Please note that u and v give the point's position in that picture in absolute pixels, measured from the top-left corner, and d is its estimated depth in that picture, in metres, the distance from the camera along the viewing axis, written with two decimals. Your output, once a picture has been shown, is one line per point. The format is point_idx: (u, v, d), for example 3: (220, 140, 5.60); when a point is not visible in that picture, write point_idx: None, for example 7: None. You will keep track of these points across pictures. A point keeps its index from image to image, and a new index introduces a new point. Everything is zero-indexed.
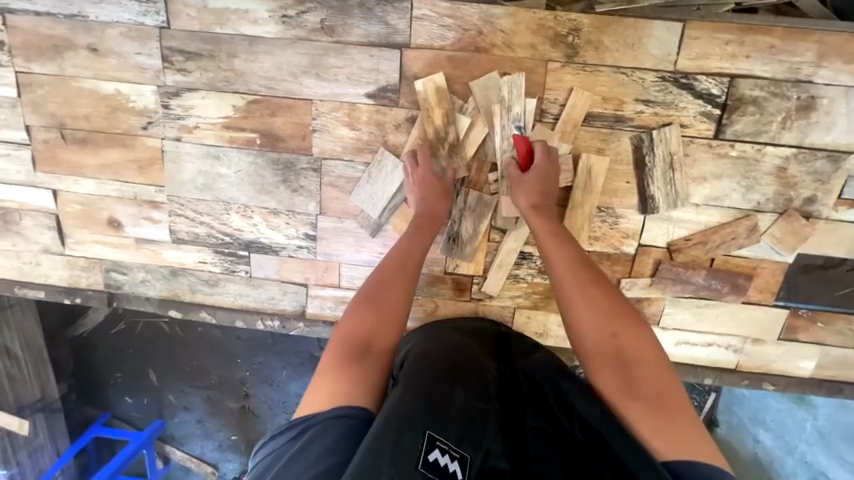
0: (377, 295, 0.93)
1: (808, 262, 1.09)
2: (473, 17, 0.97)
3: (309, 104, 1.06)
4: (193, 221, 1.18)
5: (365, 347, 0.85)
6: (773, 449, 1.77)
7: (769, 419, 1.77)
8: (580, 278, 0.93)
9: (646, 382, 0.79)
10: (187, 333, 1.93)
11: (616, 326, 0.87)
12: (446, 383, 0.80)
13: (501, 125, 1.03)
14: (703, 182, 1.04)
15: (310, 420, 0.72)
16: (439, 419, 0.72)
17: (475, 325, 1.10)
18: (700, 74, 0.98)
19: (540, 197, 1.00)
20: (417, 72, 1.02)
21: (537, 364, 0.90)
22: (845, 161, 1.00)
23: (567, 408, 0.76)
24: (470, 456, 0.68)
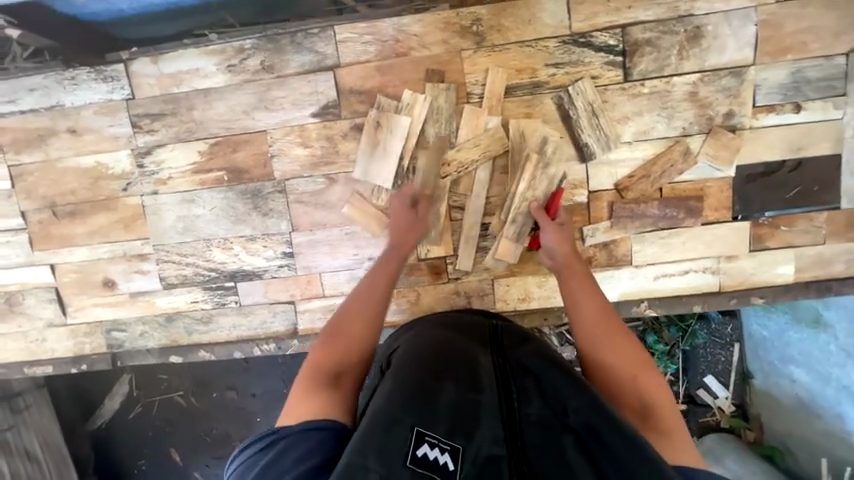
0: (342, 325, 0.93)
1: (749, 172, 1.15)
2: (388, 29, 1.12)
3: (264, 135, 1.19)
4: (180, 264, 1.27)
5: (335, 375, 0.84)
6: (811, 383, 1.65)
7: (796, 354, 1.67)
8: (607, 323, 0.91)
9: (669, 426, 0.77)
10: (202, 402, 1.92)
11: (640, 371, 0.85)
12: (436, 379, 0.74)
13: (533, 175, 1.15)
14: (627, 122, 1.14)
15: (281, 431, 0.72)
16: (431, 412, 0.68)
17: (468, 316, 1.04)
18: (595, 31, 1.11)
19: (571, 246, 1.07)
20: (351, 86, 1.15)
21: (532, 349, 0.85)
22: (747, 74, 1.10)
23: (564, 395, 0.69)
24: (461, 446, 0.64)
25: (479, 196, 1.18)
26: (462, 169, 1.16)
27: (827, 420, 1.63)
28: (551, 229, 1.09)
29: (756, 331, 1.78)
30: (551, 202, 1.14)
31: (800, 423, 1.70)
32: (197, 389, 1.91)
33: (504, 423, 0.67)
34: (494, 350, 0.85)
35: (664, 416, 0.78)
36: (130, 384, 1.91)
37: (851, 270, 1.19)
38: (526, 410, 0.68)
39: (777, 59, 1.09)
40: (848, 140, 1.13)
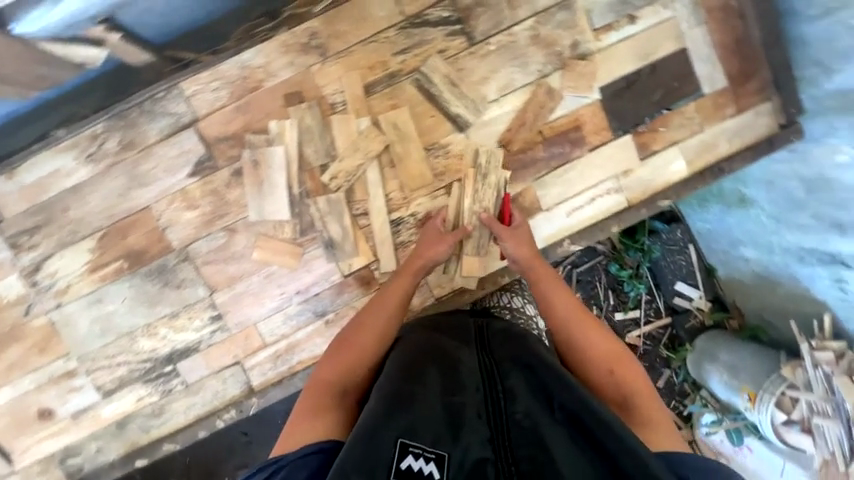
0: (351, 335, 1.01)
1: (612, 90, 1.21)
2: (232, 70, 1.12)
3: (148, 211, 1.15)
4: (111, 367, 1.21)
5: (341, 388, 0.92)
6: (760, 258, 1.67)
7: (739, 235, 1.71)
8: (579, 317, 1.03)
9: (647, 409, 0.89)
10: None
11: (615, 363, 0.97)
12: (423, 392, 0.79)
13: (475, 190, 1.19)
14: (488, 81, 1.17)
15: (282, 459, 0.75)
16: (413, 424, 0.73)
17: (452, 317, 1.11)
18: (426, 9, 1.13)
19: (532, 248, 1.12)
20: (217, 135, 1.14)
21: (513, 343, 0.93)
22: (575, 3, 1.15)
23: (548, 389, 0.77)
24: (446, 452, 0.70)
25: (377, 196, 1.19)
26: (351, 177, 1.17)
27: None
28: (512, 236, 1.12)
29: (703, 227, 1.83)
30: (504, 208, 1.17)
31: (768, 301, 1.70)
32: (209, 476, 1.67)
33: (490, 424, 0.73)
34: (481, 348, 0.92)
35: (639, 399, 0.90)
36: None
37: (734, 147, 1.26)
38: (512, 410, 0.75)
39: None
40: (686, 32, 1.20)
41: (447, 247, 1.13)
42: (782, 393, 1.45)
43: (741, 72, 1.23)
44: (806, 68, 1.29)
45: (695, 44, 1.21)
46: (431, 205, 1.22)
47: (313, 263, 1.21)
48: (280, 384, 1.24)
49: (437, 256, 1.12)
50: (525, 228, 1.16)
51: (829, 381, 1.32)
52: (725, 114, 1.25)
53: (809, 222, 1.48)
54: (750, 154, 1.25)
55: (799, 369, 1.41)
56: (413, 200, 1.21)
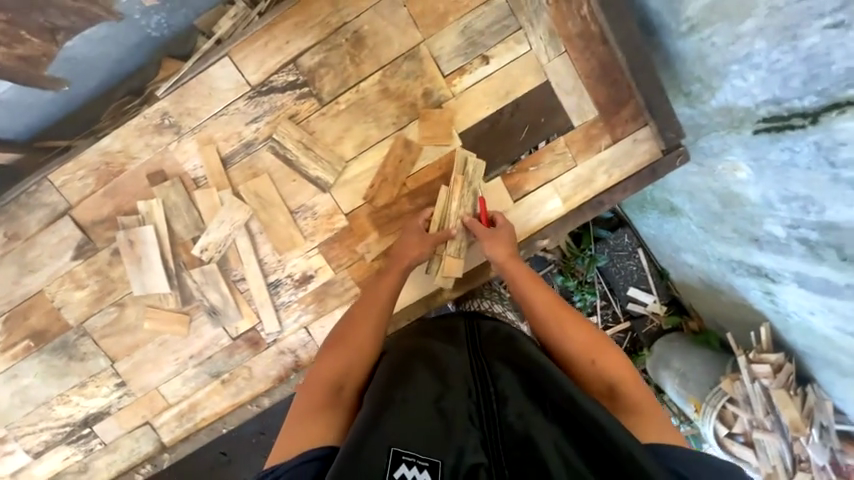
0: (347, 334, 1.06)
1: (475, 134, 1.17)
2: (94, 156, 1.16)
3: (42, 293, 1.24)
4: (36, 433, 1.33)
5: (337, 387, 0.96)
6: (701, 264, 1.79)
7: (680, 242, 1.82)
8: (555, 313, 1.04)
9: (633, 396, 0.92)
10: None
11: (596, 352, 0.99)
12: (412, 398, 0.83)
13: (462, 194, 1.17)
14: (343, 140, 1.16)
15: (279, 468, 0.78)
16: (404, 432, 0.77)
17: (443, 318, 1.13)
18: (271, 76, 1.13)
19: (510, 249, 1.13)
20: (92, 218, 1.20)
21: (503, 346, 0.96)
22: (421, 52, 1.12)
23: (541, 391, 0.82)
24: (440, 459, 0.74)
25: (250, 261, 1.22)
26: (222, 247, 1.20)
27: (728, 289, 1.72)
28: (491, 236, 1.13)
29: (649, 231, 2.04)
30: (482, 211, 1.18)
31: (716, 298, 1.86)
32: None
33: (482, 429, 0.77)
34: (469, 349, 0.95)
35: (626, 391, 0.93)
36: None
37: (613, 178, 1.20)
38: (504, 412, 0.79)
39: (441, 26, 1.11)
40: (547, 65, 1.14)
41: (430, 246, 1.14)
42: (723, 407, 1.73)
43: (612, 100, 1.17)
44: (690, 84, 1.20)
45: (558, 76, 1.15)
46: (306, 265, 1.24)
47: (202, 328, 1.27)
48: (186, 440, 1.32)
49: (421, 257, 1.14)
50: (508, 229, 1.16)
51: (766, 395, 1.62)
52: (599, 145, 1.19)
53: (726, 236, 1.51)
54: (632, 184, 1.19)
55: (738, 383, 1.70)
56: (287, 262, 1.23)
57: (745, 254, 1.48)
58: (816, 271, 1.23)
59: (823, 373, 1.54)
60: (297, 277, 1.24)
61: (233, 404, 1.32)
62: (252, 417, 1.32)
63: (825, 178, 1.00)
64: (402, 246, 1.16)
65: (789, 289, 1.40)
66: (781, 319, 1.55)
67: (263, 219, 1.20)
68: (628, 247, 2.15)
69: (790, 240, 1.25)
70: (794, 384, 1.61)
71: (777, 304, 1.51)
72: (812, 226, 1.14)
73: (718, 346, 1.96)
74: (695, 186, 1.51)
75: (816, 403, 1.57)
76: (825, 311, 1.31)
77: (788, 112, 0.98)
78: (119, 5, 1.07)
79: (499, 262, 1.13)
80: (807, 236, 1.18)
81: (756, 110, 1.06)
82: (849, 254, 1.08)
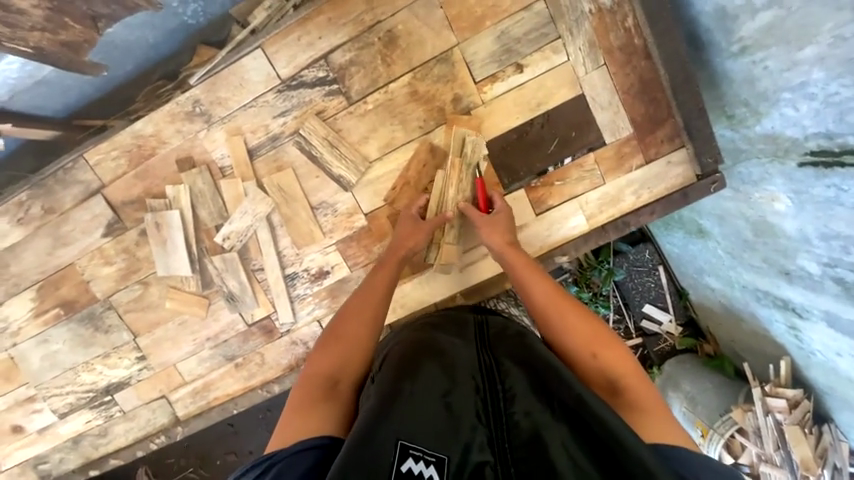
0: (342, 326, 1.03)
1: (502, 143, 1.15)
2: (128, 140, 1.20)
3: (73, 266, 1.30)
4: (62, 395, 1.41)
5: (333, 382, 0.93)
6: (724, 289, 1.73)
7: (704, 264, 1.76)
8: (557, 308, 1.01)
9: (636, 393, 0.86)
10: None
11: (597, 347, 0.94)
12: (417, 388, 0.80)
13: (459, 179, 1.15)
14: (368, 140, 1.16)
15: (275, 456, 0.75)
16: (410, 425, 0.74)
17: (454, 313, 1.13)
18: (302, 71, 1.13)
19: (508, 236, 1.10)
20: (123, 199, 1.24)
21: (511, 342, 0.91)
22: (454, 55, 1.09)
23: (550, 391, 0.77)
24: (446, 456, 0.70)
25: (270, 253, 1.24)
26: (243, 237, 1.23)
27: (750, 318, 1.67)
28: (493, 222, 1.11)
29: (672, 250, 1.98)
30: (480, 194, 1.14)
31: (734, 325, 1.80)
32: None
33: (488, 427, 0.73)
34: (479, 344, 0.92)
35: (629, 388, 0.87)
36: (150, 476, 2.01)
37: (642, 199, 1.17)
38: (511, 410, 0.75)
39: (477, 30, 1.08)
40: (584, 78, 1.10)
41: (427, 233, 1.13)
42: (731, 435, 1.69)
43: (649, 118, 1.12)
44: (735, 106, 1.14)
45: (594, 90, 1.11)
46: (323, 260, 1.25)
47: (219, 312, 1.31)
48: (199, 416, 1.38)
49: (418, 244, 1.13)
50: (507, 213, 1.13)
51: (779, 431, 1.57)
52: (631, 164, 1.15)
53: (755, 265, 1.45)
54: (661, 207, 1.15)
55: (750, 414, 1.66)
56: (305, 256, 1.25)
57: (773, 285, 1.43)
58: (849, 313, 1.18)
59: (843, 414, 1.48)
60: (313, 271, 1.26)
61: (244, 387, 1.37)
62: (262, 402, 1.36)
63: None
64: (399, 235, 1.14)
65: (816, 327, 1.34)
66: (803, 355, 1.50)
67: (285, 213, 1.21)
68: (649, 263, 2.08)
69: (823, 278, 1.19)
70: (810, 422, 1.56)
71: (802, 340, 1.45)
72: (850, 268, 1.08)
73: (732, 372, 1.91)
74: (727, 210, 1.45)
75: (830, 443, 1.52)
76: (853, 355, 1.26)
77: (840, 148, 0.93)
78: None
79: (498, 250, 1.10)
80: (843, 277, 1.12)
81: (805, 142, 1.00)
82: None
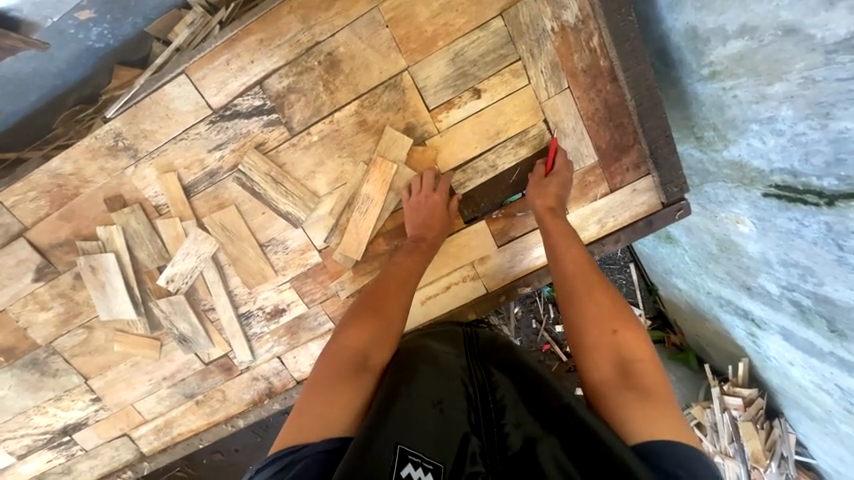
0: (380, 304, 0.94)
1: (459, 173, 1.07)
2: (46, 178, 1.07)
3: (6, 313, 1.21)
4: (17, 438, 1.36)
5: (363, 362, 0.85)
6: (690, 291, 1.68)
7: (672, 266, 1.70)
8: (588, 282, 0.92)
9: (648, 381, 0.78)
10: (198, 469, 2.09)
11: (619, 323, 0.86)
12: (414, 392, 0.76)
13: (382, 178, 1.04)
14: (315, 175, 1.07)
15: (301, 451, 0.69)
16: (407, 430, 0.70)
17: (437, 329, 1.08)
18: (235, 99, 1.01)
19: (553, 202, 1.02)
20: (50, 242, 1.13)
21: (501, 349, 0.93)
22: (404, 81, 0.99)
23: (540, 394, 0.77)
24: (442, 465, 0.67)
25: (220, 293, 1.17)
26: (188, 278, 1.14)
27: (714, 320, 1.65)
28: (533, 183, 1.03)
29: (641, 247, 1.88)
30: (550, 154, 1.04)
31: (699, 325, 1.78)
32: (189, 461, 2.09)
33: (483, 438, 0.71)
34: (473, 357, 0.91)
35: (642, 375, 0.79)
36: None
37: (606, 227, 1.12)
38: (501, 422, 0.73)
39: (429, 52, 0.97)
40: (546, 103, 1.02)
41: (444, 227, 1.05)
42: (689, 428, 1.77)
43: (614, 145, 1.06)
44: (703, 129, 1.07)
45: (558, 115, 1.03)
46: (278, 298, 1.19)
47: (173, 352, 1.26)
48: (165, 452, 1.36)
49: (437, 239, 1.05)
50: (564, 180, 1.02)
51: (733, 426, 1.66)
52: (595, 193, 1.10)
53: (719, 275, 1.44)
54: (626, 236, 1.11)
55: (708, 411, 1.73)
56: (258, 294, 1.19)
57: (734, 296, 1.43)
58: (802, 332, 1.20)
59: (792, 411, 1.56)
60: (268, 309, 1.20)
61: (208, 423, 1.34)
62: (227, 435, 1.34)
63: (829, 257, 0.94)
64: (420, 220, 1.04)
65: (773, 338, 1.37)
66: (760, 358, 1.54)
67: (233, 251, 1.13)
68: (621, 261, 1.97)
69: (781, 298, 1.19)
70: (763, 418, 1.64)
71: (759, 346, 1.48)
72: (806, 294, 1.09)
73: (695, 366, 1.92)
74: (693, 221, 1.42)
75: (779, 435, 1.62)
76: (803, 365, 1.30)
77: (803, 187, 0.89)
78: (41, 31, 1.00)
79: (537, 212, 1.03)
80: (800, 301, 1.13)
81: (770, 175, 0.96)
82: (839, 328, 1.06)
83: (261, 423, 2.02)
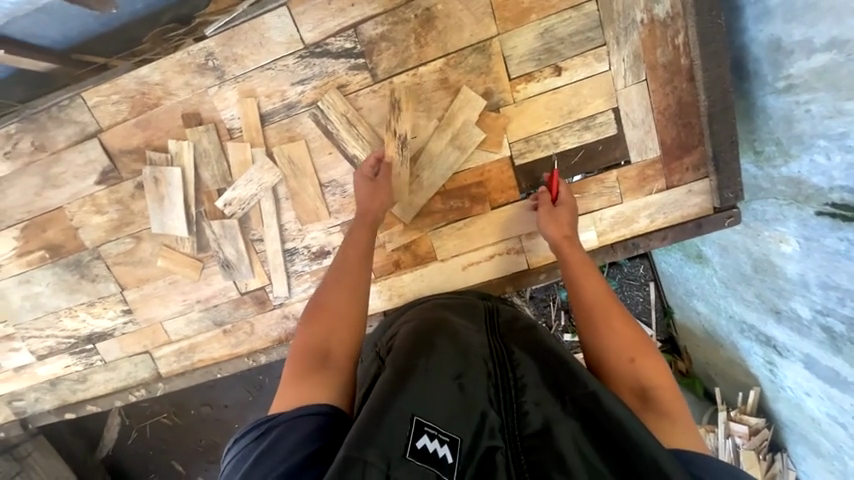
0: (326, 299, 0.86)
1: (524, 146, 1.11)
2: (131, 84, 1.11)
3: (62, 210, 1.24)
4: (41, 337, 1.38)
5: (324, 354, 0.78)
6: (710, 315, 1.70)
7: (696, 288, 1.71)
8: (604, 307, 0.87)
9: (669, 404, 0.73)
10: (186, 418, 2.07)
11: (638, 351, 0.81)
12: (432, 365, 0.69)
13: (454, 135, 1.09)
14: (388, 124, 1.10)
15: (276, 419, 0.67)
16: (426, 400, 0.64)
17: (460, 298, 1.06)
18: (328, 38, 1.05)
19: (567, 230, 1.03)
20: (120, 147, 1.17)
21: (524, 329, 0.84)
22: (492, 47, 1.04)
23: (560, 381, 0.66)
24: (460, 438, 0.60)
25: (272, 225, 1.20)
26: (245, 205, 1.18)
27: (730, 347, 1.66)
28: (544, 213, 1.06)
29: (664, 269, 1.88)
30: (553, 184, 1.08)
31: (713, 353, 1.79)
32: (178, 408, 2.07)
33: (501, 413, 0.63)
34: (491, 333, 0.83)
35: (664, 398, 0.74)
36: (120, 417, 2.07)
37: (656, 223, 1.15)
38: (521, 400, 0.65)
39: (520, 23, 1.02)
40: (621, 91, 1.06)
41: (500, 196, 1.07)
42: None
43: (679, 143, 1.09)
44: (765, 143, 1.12)
45: (630, 105, 1.07)
46: (325, 240, 1.22)
47: (212, 277, 1.28)
48: (182, 376, 1.38)
49: None
50: (570, 207, 1.07)
51: (735, 453, 1.66)
52: (651, 187, 1.13)
53: (752, 301, 1.44)
54: (673, 234, 1.14)
55: (711, 434, 1.75)
56: (307, 233, 1.22)
57: (759, 321, 1.44)
58: (828, 359, 1.23)
59: (798, 447, 1.57)
60: (313, 249, 1.23)
61: (230, 354, 1.36)
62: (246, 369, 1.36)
63: None
64: (365, 201, 1.03)
65: (793, 366, 1.38)
66: (773, 388, 1.55)
67: (295, 184, 1.16)
68: (642, 278, 1.94)
69: (812, 324, 1.22)
70: (766, 450, 1.65)
71: (776, 374, 1.49)
72: (842, 319, 1.11)
73: (702, 394, 1.91)
74: (733, 239, 1.43)
75: (780, 470, 1.62)
76: (822, 396, 1.31)
77: None
78: None
79: (554, 241, 1.02)
80: (832, 326, 1.15)
81: (829, 192, 0.99)
82: None
83: (255, 382, 2.01)
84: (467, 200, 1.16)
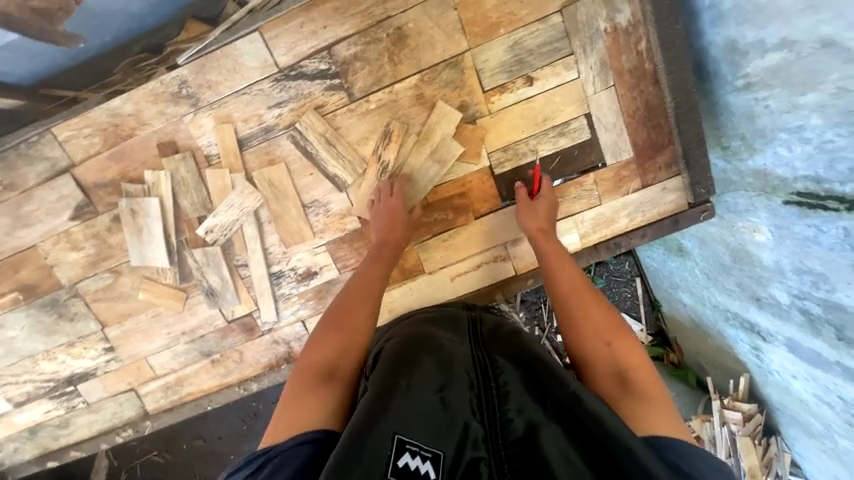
0: (346, 315, 0.90)
1: (502, 155, 1.13)
2: (103, 117, 1.09)
3: (35, 249, 1.20)
4: (18, 383, 1.32)
5: (331, 371, 0.80)
6: (696, 306, 1.74)
7: (679, 281, 1.76)
8: (580, 294, 0.90)
9: (643, 384, 0.74)
10: (177, 454, 1.99)
11: (613, 336, 0.83)
12: (414, 382, 0.68)
13: (433, 148, 1.10)
14: (367, 141, 1.11)
15: (270, 451, 0.64)
16: (408, 416, 0.63)
17: (445, 308, 1.06)
18: (302, 61, 1.06)
19: (543, 222, 1.06)
20: (94, 181, 1.14)
21: (507, 337, 0.84)
22: (464, 61, 1.06)
23: (542, 385, 0.67)
24: (443, 452, 0.60)
25: (256, 249, 1.18)
26: (227, 231, 1.17)
27: (717, 336, 1.71)
28: (524, 207, 1.08)
29: (649, 264, 1.93)
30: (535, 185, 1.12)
31: (702, 343, 1.83)
32: (168, 445, 1.99)
33: (483, 423, 0.63)
34: (475, 342, 0.82)
35: (639, 380, 0.75)
36: (107, 459, 1.98)
37: (635, 221, 1.18)
38: (504, 407, 0.64)
39: (490, 37, 1.05)
40: (591, 96, 1.10)
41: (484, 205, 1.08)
42: None
43: (650, 143, 1.13)
44: (731, 138, 1.16)
45: (601, 110, 1.11)
46: (311, 261, 1.21)
47: (197, 307, 1.25)
48: (170, 411, 1.33)
49: None
50: (551, 200, 1.10)
51: (731, 440, 1.68)
52: (628, 187, 1.16)
53: (732, 289, 1.48)
54: (652, 231, 1.17)
55: (707, 424, 1.76)
56: (293, 255, 1.20)
57: (742, 308, 1.48)
58: (808, 341, 1.26)
59: (790, 429, 1.61)
60: (300, 271, 1.22)
61: (220, 384, 1.32)
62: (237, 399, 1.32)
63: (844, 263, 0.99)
64: (384, 223, 1.07)
65: (777, 350, 1.42)
66: (761, 373, 1.59)
67: (277, 207, 1.15)
68: (628, 274, 2.00)
69: (790, 308, 1.25)
70: (761, 434, 1.68)
71: (762, 359, 1.53)
72: (817, 302, 1.14)
73: (694, 384, 1.94)
74: (710, 232, 1.48)
75: (776, 453, 1.65)
76: (806, 377, 1.35)
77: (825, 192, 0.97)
78: None
79: (530, 233, 1.06)
80: (809, 309, 1.19)
81: (794, 182, 1.03)
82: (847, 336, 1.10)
83: (248, 410, 1.95)
84: (450, 211, 1.16)
